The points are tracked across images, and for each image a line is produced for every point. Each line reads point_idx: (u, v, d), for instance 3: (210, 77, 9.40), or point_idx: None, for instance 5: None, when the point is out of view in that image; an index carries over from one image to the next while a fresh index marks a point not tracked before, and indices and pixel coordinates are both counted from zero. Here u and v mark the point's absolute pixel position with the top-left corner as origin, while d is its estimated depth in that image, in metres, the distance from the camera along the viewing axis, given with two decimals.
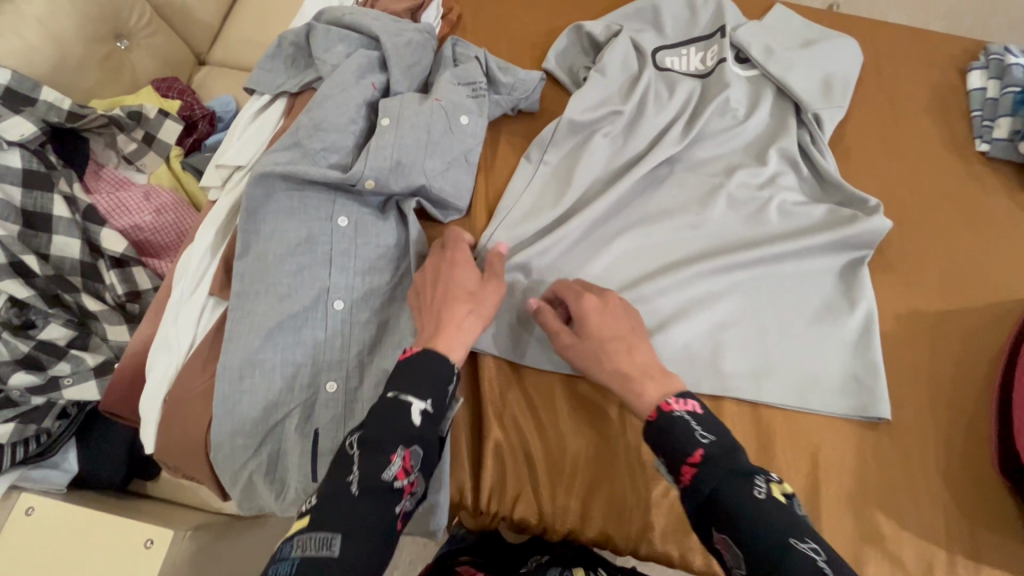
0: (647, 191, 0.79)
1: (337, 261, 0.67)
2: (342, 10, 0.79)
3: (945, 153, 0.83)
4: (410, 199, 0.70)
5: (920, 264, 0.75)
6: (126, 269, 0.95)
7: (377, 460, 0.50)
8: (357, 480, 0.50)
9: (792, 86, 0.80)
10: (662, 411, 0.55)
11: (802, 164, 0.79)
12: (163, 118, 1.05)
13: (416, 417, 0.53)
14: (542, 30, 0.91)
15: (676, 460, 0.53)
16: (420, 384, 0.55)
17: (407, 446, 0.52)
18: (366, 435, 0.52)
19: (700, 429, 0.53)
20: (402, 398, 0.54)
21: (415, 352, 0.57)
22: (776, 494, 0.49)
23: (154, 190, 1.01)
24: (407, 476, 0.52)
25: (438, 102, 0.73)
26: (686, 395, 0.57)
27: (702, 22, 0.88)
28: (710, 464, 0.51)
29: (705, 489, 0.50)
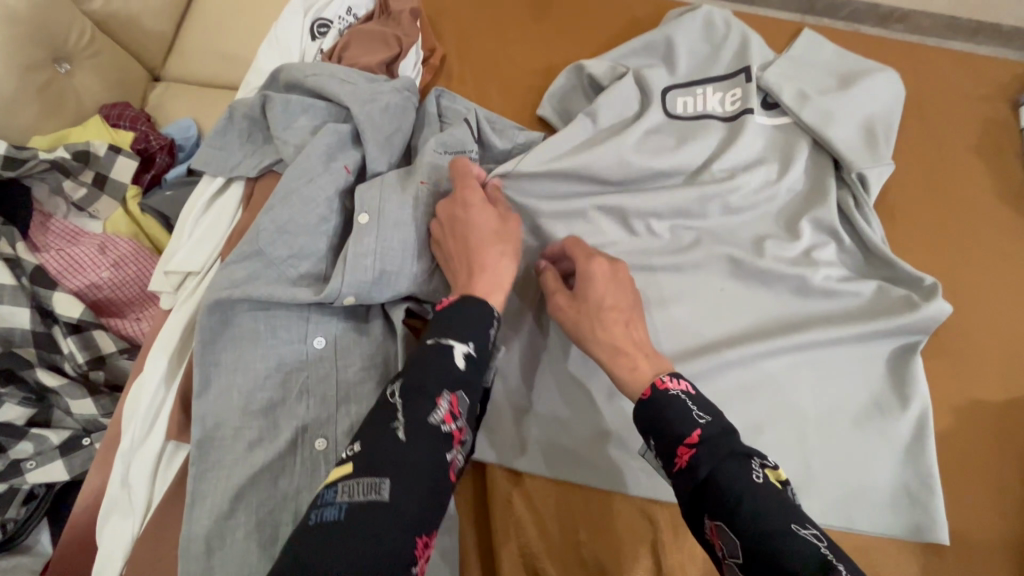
0: (669, 264, 0.68)
1: (316, 393, 0.57)
2: (304, 68, 0.66)
3: (998, 204, 0.74)
4: (399, 306, 0.60)
5: (979, 343, 0.67)
6: (86, 333, 0.79)
7: (421, 403, 0.44)
8: (403, 426, 0.43)
9: (831, 138, 0.70)
10: (657, 389, 0.50)
11: (844, 233, 0.69)
12: (115, 154, 0.88)
13: (462, 362, 0.48)
14: (537, 71, 0.79)
15: (671, 442, 0.46)
16: (462, 325, 0.49)
17: (453, 390, 0.46)
18: (408, 380, 0.46)
19: (697, 408, 0.47)
20: (444, 343, 0.48)
21: (453, 301, 0.52)
22: (773, 480, 0.44)
23: (112, 240, 0.84)
24: (456, 422, 0.45)
25: (423, 185, 0.62)
26: (680, 376, 0.51)
27: (724, 58, 0.76)
28: (707, 444, 0.45)
29: (703, 471, 0.44)
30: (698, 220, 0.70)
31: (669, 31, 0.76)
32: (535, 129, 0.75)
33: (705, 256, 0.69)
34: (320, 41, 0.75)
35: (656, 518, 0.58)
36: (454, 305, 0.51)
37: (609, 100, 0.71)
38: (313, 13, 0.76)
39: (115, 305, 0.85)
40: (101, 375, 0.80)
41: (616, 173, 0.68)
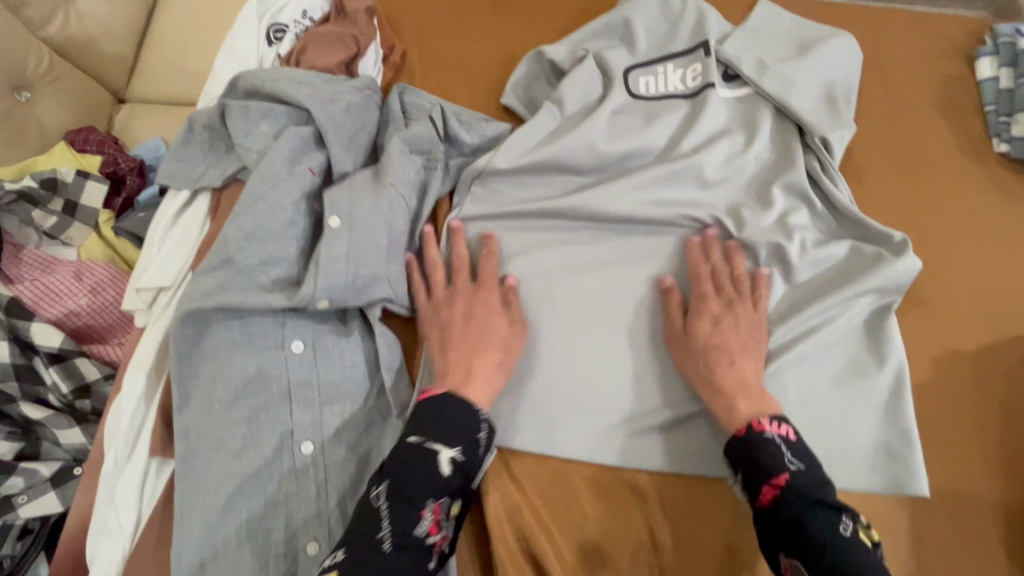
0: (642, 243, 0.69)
1: (298, 397, 0.57)
2: (262, 75, 0.66)
3: (961, 157, 0.75)
4: (376, 306, 0.59)
5: (950, 293, 0.68)
6: (67, 362, 0.77)
7: (408, 514, 0.48)
8: (388, 536, 0.48)
9: (793, 106, 0.70)
10: (753, 430, 0.54)
11: (813, 197, 0.70)
12: (83, 179, 0.87)
13: (448, 469, 0.50)
14: (498, 60, 0.78)
15: (757, 480, 0.52)
16: (446, 429, 0.52)
17: (437, 498, 0.49)
18: (393, 484, 0.50)
19: (791, 455, 0.52)
20: (429, 446, 0.51)
21: (438, 396, 0.54)
22: (862, 535, 0.48)
23: (87, 266, 0.83)
24: (440, 531, 0.49)
25: (395, 186, 0.61)
26: (781, 418, 0.55)
27: (682, 34, 0.76)
28: (794, 490, 0.50)
29: (786, 512, 0.49)
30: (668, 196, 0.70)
31: (627, 11, 0.77)
32: (500, 117, 0.75)
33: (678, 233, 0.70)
34: (277, 46, 0.74)
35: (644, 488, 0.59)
36: (438, 398, 0.54)
37: (570, 83, 0.71)
38: (268, 19, 0.76)
39: (95, 331, 0.83)
40: (87, 404, 0.79)
41: (584, 156, 0.69)
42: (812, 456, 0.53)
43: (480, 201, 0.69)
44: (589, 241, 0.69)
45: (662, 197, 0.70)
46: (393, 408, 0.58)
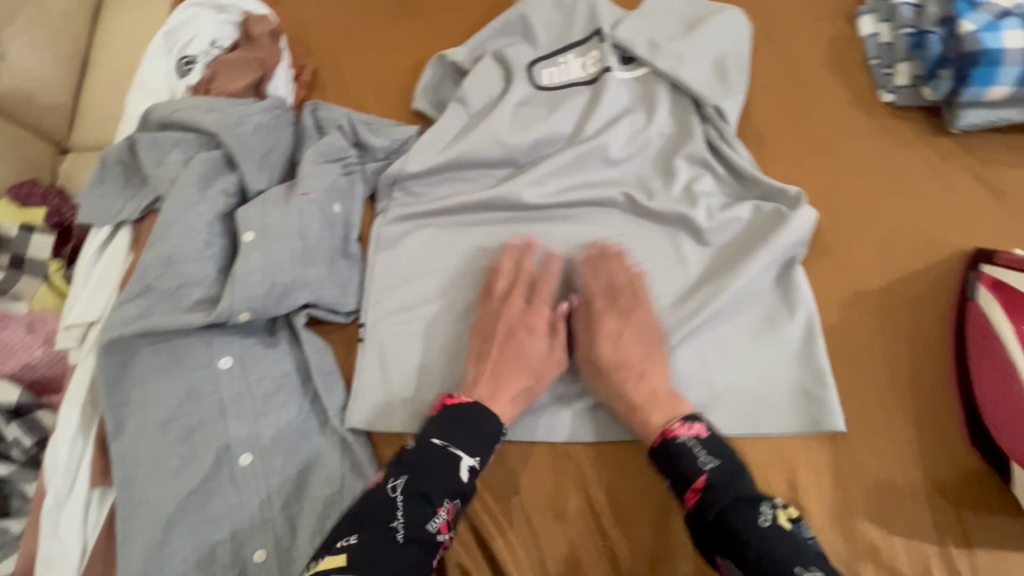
0: (559, 222, 0.72)
1: (231, 411, 0.58)
2: (170, 106, 0.68)
3: (853, 110, 0.79)
4: (300, 313, 0.62)
5: (853, 242, 0.72)
6: (28, 416, 0.74)
7: (424, 510, 0.53)
8: (402, 528, 0.52)
9: (686, 81, 0.74)
10: (667, 437, 0.58)
11: (714, 163, 0.73)
12: (27, 233, 0.86)
13: (465, 474, 0.55)
14: (406, 67, 0.81)
15: (681, 485, 0.56)
16: (469, 437, 0.56)
17: (453, 499, 0.54)
18: (412, 481, 0.54)
19: (703, 455, 0.56)
20: (451, 450, 0.56)
21: (463, 403, 0.58)
22: (781, 520, 0.52)
23: (39, 317, 0.81)
24: (449, 529, 0.54)
25: (306, 196, 0.64)
26: (692, 419, 0.59)
27: (577, 24, 0.80)
28: (711, 490, 0.54)
29: (710, 513, 0.54)
30: (580, 177, 0.73)
31: (523, 8, 0.80)
32: (412, 121, 0.78)
33: (596, 215, 0.73)
34: (188, 77, 0.76)
35: (573, 454, 0.62)
36: (462, 406, 0.58)
37: (473, 82, 0.74)
38: (177, 51, 0.78)
39: (55, 382, 0.80)
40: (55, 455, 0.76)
41: (492, 149, 0.71)
42: (727, 449, 0.58)
43: (402, 203, 0.71)
44: (511, 228, 0.71)
45: (574, 179, 0.73)
46: (329, 411, 0.60)
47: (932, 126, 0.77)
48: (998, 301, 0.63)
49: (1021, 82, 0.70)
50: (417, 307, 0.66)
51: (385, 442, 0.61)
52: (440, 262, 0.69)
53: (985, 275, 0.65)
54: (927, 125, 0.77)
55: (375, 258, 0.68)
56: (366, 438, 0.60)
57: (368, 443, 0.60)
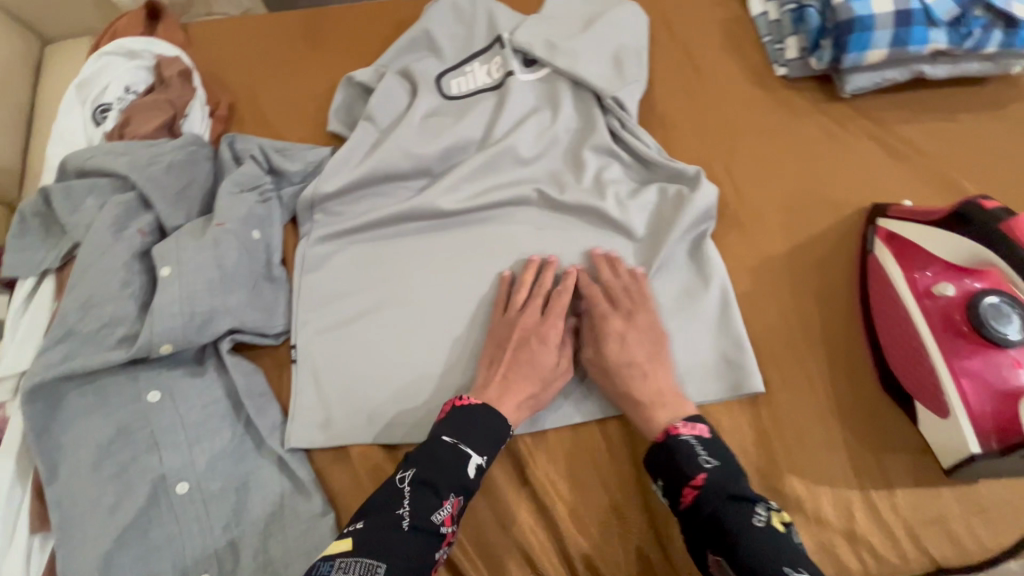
0: (478, 222, 0.74)
1: (164, 443, 0.60)
2: (83, 154, 0.69)
3: (750, 87, 0.83)
4: (224, 341, 0.64)
5: (760, 212, 0.75)
6: None
7: (429, 501, 0.52)
8: (407, 516, 0.51)
9: (584, 76, 0.77)
10: (669, 435, 0.57)
11: (620, 152, 0.77)
12: None
13: (471, 471, 0.55)
14: (319, 93, 0.83)
15: (677, 483, 0.55)
16: (478, 436, 0.57)
17: (458, 493, 0.54)
18: (419, 473, 0.54)
19: (704, 454, 0.55)
20: (461, 447, 0.55)
21: (474, 404, 0.58)
22: (776, 523, 0.51)
23: None
24: (452, 524, 0.53)
25: (221, 226, 0.66)
26: (695, 418, 0.58)
27: (478, 33, 0.83)
28: (710, 487, 0.53)
29: (706, 510, 0.52)
30: (493, 180, 0.75)
31: (425, 23, 0.83)
32: (328, 143, 0.80)
33: (512, 214, 0.75)
34: (104, 125, 0.78)
35: (512, 447, 0.65)
36: (474, 407, 0.58)
37: (378, 99, 0.77)
38: (93, 101, 0.80)
39: None
40: None
41: (403, 161, 0.74)
42: (727, 451, 0.57)
43: (322, 223, 0.73)
44: (432, 235, 0.74)
45: (490, 182, 0.75)
46: (262, 432, 0.62)
47: (824, 94, 0.81)
48: (892, 254, 0.65)
49: (894, 44, 0.74)
50: (344, 321, 0.68)
51: (322, 453, 0.63)
52: (364, 278, 0.71)
53: (881, 229, 0.68)
54: (820, 93, 0.81)
55: (300, 279, 0.70)
56: (302, 453, 0.63)
57: (306, 459, 0.63)
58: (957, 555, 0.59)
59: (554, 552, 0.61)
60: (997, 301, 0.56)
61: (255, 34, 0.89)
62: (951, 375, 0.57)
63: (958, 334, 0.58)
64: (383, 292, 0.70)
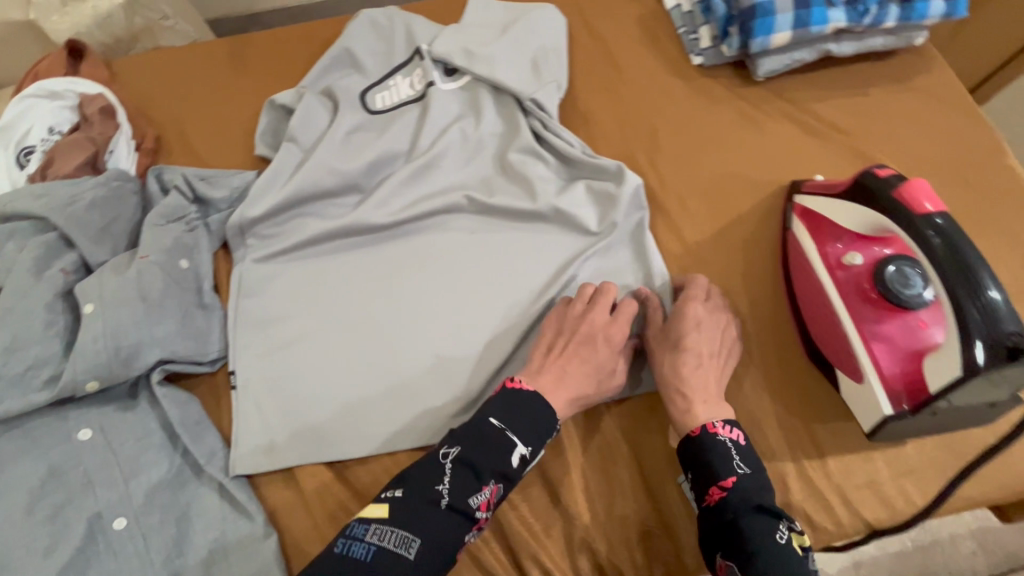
0: (413, 233, 0.75)
1: (99, 480, 0.59)
2: (3, 197, 0.69)
3: (668, 77, 0.84)
4: (155, 373, 0.63)
5: (686, 198, 0.76)
6: None
7: (471, 483, 0.53)
8: (447, 494, 0.52)
9: (503, 81, 0.79)
10: (706, 432, 0.57)
11: (544, 152, 0.78)
12: None
13: (515, 460, 0.55)
14: (245, 118, 0.84)
15: (706, 482, 0.55)
16: (525, 424, 0.56)
17: (498, 479, 0.54)
18: (464, 452, 0.54)
19: (739, 459, 0.55)
20: (507, 434, 0.55)
21: (523, 390, 0.59)
22: (796, 544, 0.52)
23: None
24: (487, 511, 0.54)
25: (147, 259, 0.66)
26: (733, 422, 0.58)
27: (398, 48, 0.84)
28: (739, 492, 0.54)
29: (729, 515, 0.53)
30: (424, 190, 0.76)
31: (346, 40, 0.84)
32: (257, 167, 0.81)
33: (444, 222, 0.76)
34: (28, 168, 0.78)
35: None
36: (523, 393, 0.58)
37: (300, 121, 0.78)
38: (16, 143, 0.80)
39: None
40: None
41: (330, 178, 0.74)
42: (758, 461, 0.57)
43: (253, 247, 0.73)
44: (365, 250, 0.74)
45: (421, 193, 0.76)
46: (199, 461, 0.62)
47: (739, 80, 0.83)
48: (806, 228, 0.67)
49: (797, 26, 0.76)
50: (280, 341, 0.69)
51: (264, 475, 0.63)
52: (299, 299, 0.71)
53: (798, 205, 0.70)
54: (736, 79, 0.83)
55: (234, 304, 0.70)
56: (243, 477, 0.62)
57: (248, 483, 0.63)
58: (889, 513, 0.60)
59: (501, 550, 0.61)
60: (898, 266, 0.58)
61: (180, 65, 0.89)
62: (861, 340, 0.58)
63: (867, 301, 0.59)
64: (320, 310, 0.70)
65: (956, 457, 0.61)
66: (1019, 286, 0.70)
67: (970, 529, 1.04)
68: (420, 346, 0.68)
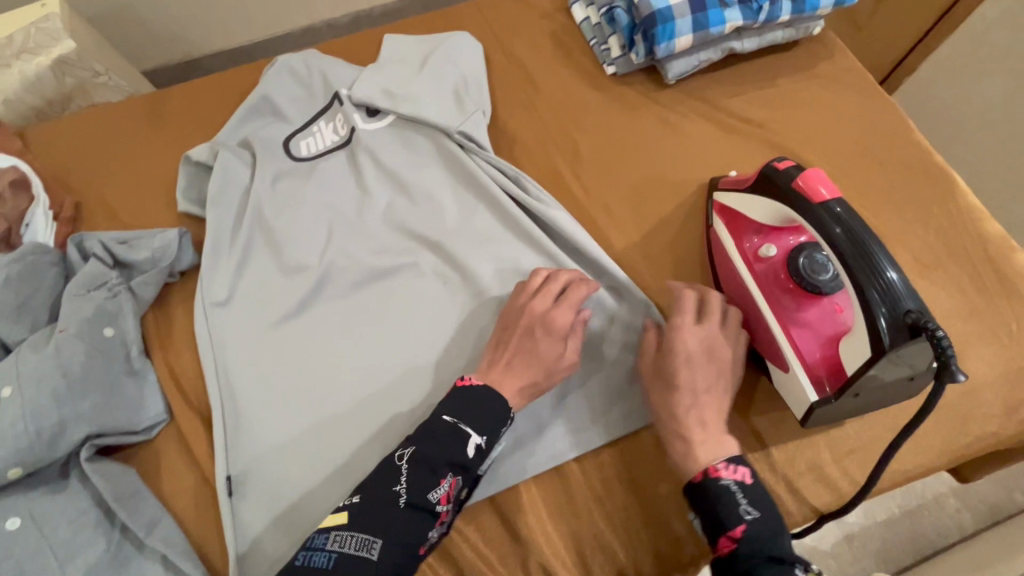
0: (379, 284, 0.73)
1: (30, 569, 0.57)
2: None
3: (586, 90, 0.86)
4: (84, 449, 0.62)
5: (611, 205, 0.77)
6: None
7: (427, 478, 0.52)
8: (404, 493, 0.51)
9: (427, 117, 0.79)
10: (708, 476, 0.52)
11: (492, 184, 0.76)
12: None
13: (470, 451, 0.54)
14: (167, 174, 0.83)
15: (715, 532, 0.50)
16: (477, 417, 0.55)
17: (455, 471, 0.53)
18: (418, 449, 0.53)
19: (747, 504, 0.50)
20: (460, 427, 0.54)
21: (475, 385, 0.57)
22: None
23: None
24: (448, 503, 0.52)
25: (66, 331, 0.64)
26: (737, 460, 0.53)
27: (318, 92, 0.85)
28: (748, 544, 0.48)
29: (741, 567, 0.48)
30: (384, 239, 0.75)
31: (264, 88, 0.83)
32: (182, 223, 0.80)
33: (411, 271, 0.73)
34: None
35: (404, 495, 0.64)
36: (473, 387, 0.57)
37: (219, 179, 0.77)
38: None
39: None
40: None
41: None
42: (771, 501, 0.51)
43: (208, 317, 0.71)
44: (330, 309, 0.72)
45: (380, 243, 0.75)
46: (139, 534, 0.60)
47: (653, 85, 0.85)
48: (725, 225, 0.69)
49: (697, 29, 0.78)
50: (235, 409, 0.67)
51: (212, 538, 0.63)
52: (262, 368, 0.68)
53: (716, 202, 0.71)
54: (650, 84, 0.85)
55: (213, 387, 0.68)
56: (187, 544, 0.61)
57: (192, 552, 0.61)
58: (833, 496, 0.62)
59: None
60: (809, 255, 0.60)
61: (97, 128, 0.88)
62: (782, 328, 0.60)
63: (786, 291, 0.61)
64: (282, 376, 0.68)
65: (890, 429, 0.63)
66: (935, 255, 0.72)
67: (951, 488, 1.06)
68: (391, 403, 0.66)
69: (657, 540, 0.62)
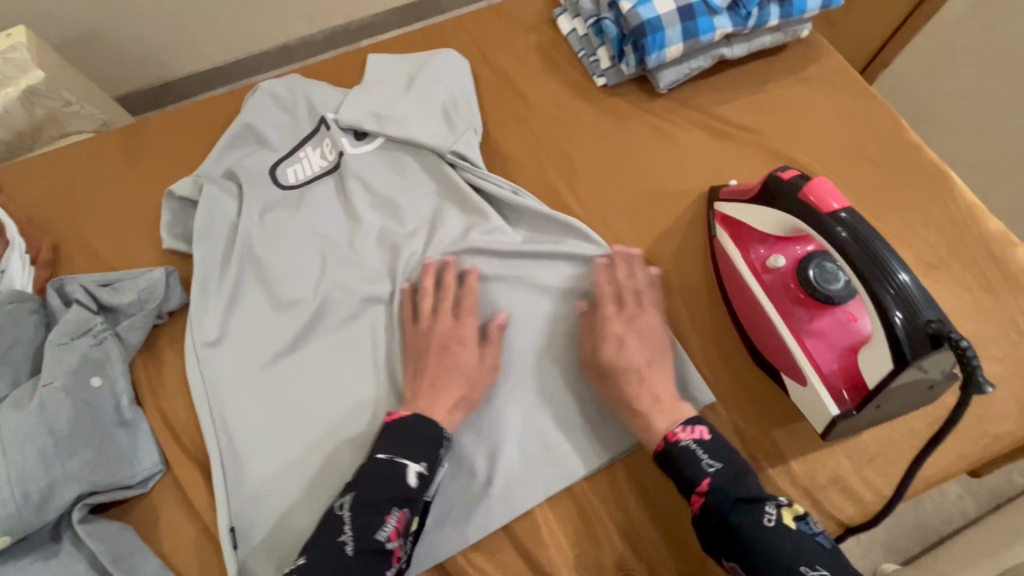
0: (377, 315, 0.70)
1: None
2: None
3: (577, 103, 0.84)
4: (76, 510, 0.58)
5: (611, 221, 0.76)
6: None
7: (370, 519, 0.51)
8: (351, 540, 0.50)
9: (415, 137, 0.77)
10: (668, 441, 0.56)
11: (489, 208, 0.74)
12: None
13: (412, 480, 0.53)
14: (149, 211, 0.80)
15: (686, 490, 0.54)
16: (412, 445, 0.55)
17: (400, 504, 0.52)
18: (355, 494, 0.52)
19: (706, 457, 0.54)
20: (397, 460, 0.54)
21: (400, 416, 0.57)
22: (787, 520, 0.50)
23: None
24: (399, 538, 0.51)
25: (50, 385, 0.61)
26: (695, 421, 0.57)
27: (303, 118, 0.82)
28: (715, 493, 0.52)
29: (714, 517, 0.51)
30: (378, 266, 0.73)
31: (246, 116, 0.81)
32: (167, 260, 0.77)
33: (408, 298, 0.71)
34: None
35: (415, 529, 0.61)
36: (403, 418, 0.57)
37: (204, 215, 0.75)
38: None
39: None
40: None
41: None
42: (733, 451, 0.56)
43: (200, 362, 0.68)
44: (327, 343, 0.69)
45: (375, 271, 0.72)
46: None
47: (644, 95, 0.84)
48: (728, 236, 0.67)
49: (686, 38, 0.77)
50: (234, 457, 0.64)
51: None
52: (261, 412, 0.65)
53: (717, 212, 0.70)
54: (641, 95, 0.84)
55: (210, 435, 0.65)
56: None
57: None
58: (855, 508, 0.60)
59: None
60: (820, 265, 0.59)
61: (72, 163, 0.84)
62: (797, 340, 0.59)
63: (796, 302, 0.60)
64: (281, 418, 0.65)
65: (908, 436, 0.62)
66: (938, 255, 0.72)
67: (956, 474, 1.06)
68: None
69: (679, 563, 0.60)
